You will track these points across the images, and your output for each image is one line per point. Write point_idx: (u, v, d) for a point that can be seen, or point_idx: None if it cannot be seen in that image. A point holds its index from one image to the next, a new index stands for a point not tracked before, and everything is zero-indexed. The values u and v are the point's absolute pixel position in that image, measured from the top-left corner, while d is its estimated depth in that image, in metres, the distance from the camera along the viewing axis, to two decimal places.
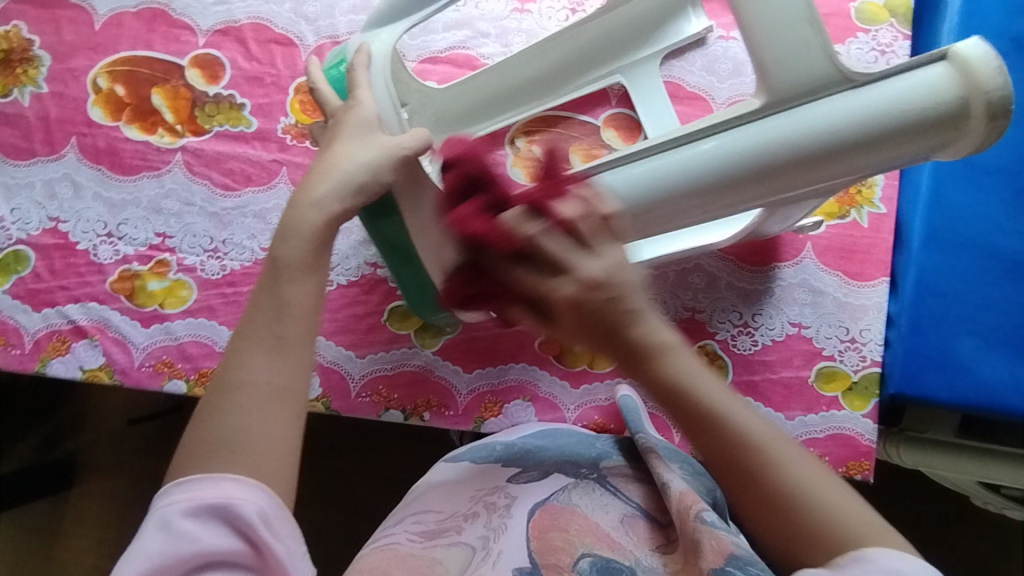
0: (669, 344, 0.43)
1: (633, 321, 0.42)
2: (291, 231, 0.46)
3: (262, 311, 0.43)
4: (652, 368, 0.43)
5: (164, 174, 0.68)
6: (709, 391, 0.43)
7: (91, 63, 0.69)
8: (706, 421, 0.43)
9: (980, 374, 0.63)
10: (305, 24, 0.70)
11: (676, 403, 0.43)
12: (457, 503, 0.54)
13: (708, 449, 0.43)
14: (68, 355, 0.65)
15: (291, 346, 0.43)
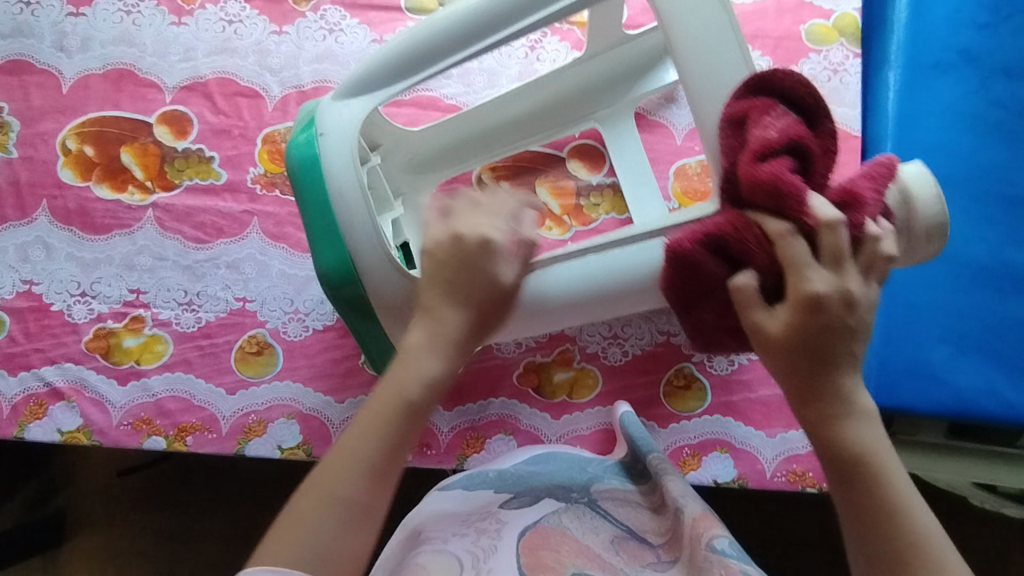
0: (867, 412, 0.39)
1: (842, 370, 0.39)
2: (410, 372, 0.44)
3: (375, 421, 0.43)
4: (838, 428, 0.39)
5: (136, 231, 0.69)
6: (890, 474, 0.39)
7: (60, 125, 0.70)
8: (870, 495, 0.38)
9: (954, 381, 0.63)
10: (270, 76, 0.71)
11: (842, 466, 0.39)
12: (446, 525, 0.51)
13: (860, 517, 0.39)
14: (46, 419, 0.65)
15: (386, 475, 0.42)
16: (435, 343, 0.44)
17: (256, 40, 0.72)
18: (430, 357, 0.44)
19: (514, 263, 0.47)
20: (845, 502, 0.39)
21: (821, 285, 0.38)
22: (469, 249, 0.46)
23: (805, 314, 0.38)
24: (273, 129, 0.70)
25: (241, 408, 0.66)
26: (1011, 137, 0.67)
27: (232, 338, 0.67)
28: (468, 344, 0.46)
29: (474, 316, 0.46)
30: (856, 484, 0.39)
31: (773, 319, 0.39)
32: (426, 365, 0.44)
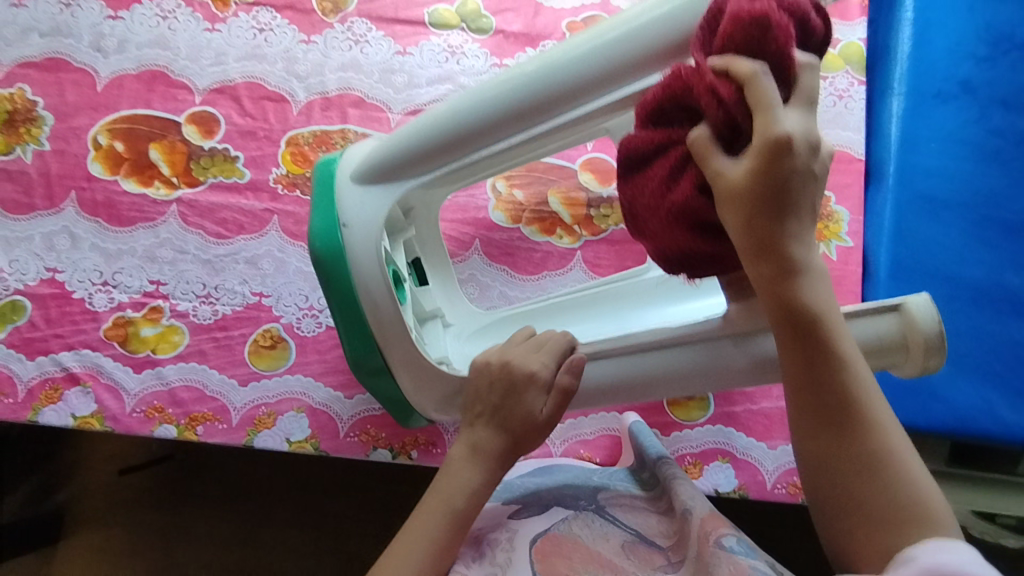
0: (818, 267, 0.40)
1: (794, 228, 0.38)
2: (452, 481, 0.47)
3: (422, 525, 0.46)
4: (792, 287, 0.39)
5: (160, 224, 0.71)
6: (836, 325, 0.39)
7: (93, 122, 0.73)
8: (819, 363, 0.39)
9: (952, 399, 0.65)
10: (297, 82, 0.74)
11: (791, 320, 0.39)
12: (460, 545, 0.50)
13: (803, 367, 0.39)
14: (61, 403, 0.66)
15: (435, 573, 0.45)
16: (476, 457, 0.48)
17: (285, 47, 0.75)
18: (472, 469, 0.48)
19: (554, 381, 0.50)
20: (791, 345, 0.40)
21: (793, 126, 0.37)
22: (517, 381, 0.49)
23: (778, 158, 0.36)
24: (297, 132, 0.73)
25: (252, 399, 0.67)
26: (1008, 165, 0.70)
27: (247, 331, 0.69)
28: (503, 460, 0.49)
29: (507, 441, 0.48)
30: (806, 338, 0.39)
31: (739, 167, 0.37)
32: (465, 476, 0.47)
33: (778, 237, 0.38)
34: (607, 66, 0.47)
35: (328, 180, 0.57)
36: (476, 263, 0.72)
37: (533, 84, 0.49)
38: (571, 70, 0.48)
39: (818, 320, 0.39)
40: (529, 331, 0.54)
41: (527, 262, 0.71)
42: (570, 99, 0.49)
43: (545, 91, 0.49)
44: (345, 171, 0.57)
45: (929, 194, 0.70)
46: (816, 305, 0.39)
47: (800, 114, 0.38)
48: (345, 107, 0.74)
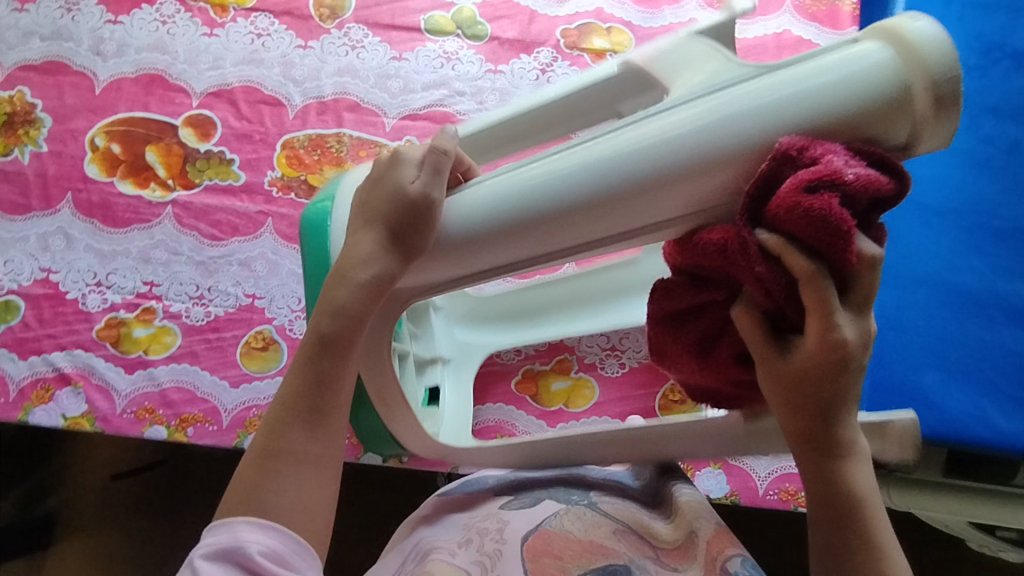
0: (862, 451, 0.38)
1: (841, 412, 0.36)
2: (326, 306, 0.41)
3: (303, 374, 0.42)
4: (833, 470, 0.37)
5: (154, 226, 0.71)
6: (876, 509, 0.38)
7: (90, 124, 0.74)
8: (846, 536, 0.37)
9: (945, 405, 0.64)
10: (293, 86, 0.75)
11: (828, 502, 0.38)
12: (450, 533, 0.49)
13: (835, 548, 0.38)
14: (52, 403, 0.66)
15: (326, 420, 0.42)
16: (348, 270, 0.41)
17: (282, 52, 0.76)
18: (344, 285, 0.41)
19: (425, 172, 0.40)
20: (820, 509, 0.38)
21: (850, 332, 0.33)
22: (413, 204, 0.40)
23: (830, 358, 0.34)
24: (293, 135, 0.74)
25: (243, 401, 0.67)
26: (1000, 173, 0.70)
27: (239, 333, 0.69)
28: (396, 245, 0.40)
29: (382, 232, 0.41)
30: (843, 521, 0.37)
31: (794, 355, 0.35)
32: (339, 294, 0.41)
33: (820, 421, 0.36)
34: (653, 172, 0.34)
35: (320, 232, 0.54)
36: None
37: (550, 188, 0.36)
38: (600, 174, 0.35)
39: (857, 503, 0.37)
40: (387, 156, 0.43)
41: None
42: (606, 211, 0.36)
43: (561, 197, 0.36)
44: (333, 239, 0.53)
45: (919, 201, 0.70)
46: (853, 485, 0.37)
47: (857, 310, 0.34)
48: (340, 111, 0.74)
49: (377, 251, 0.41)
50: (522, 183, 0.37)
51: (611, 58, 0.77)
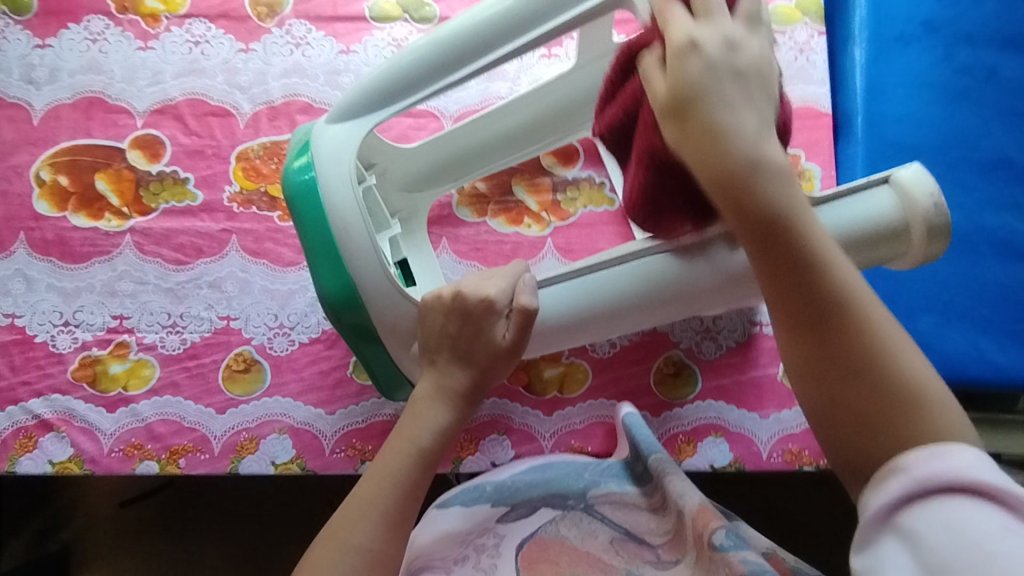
0: (774, 162, 0.39)
1: (756, 164, 0.39)
2: (422, 422, 0.49)
3: (386, 473, 0.47)
4: (752, 187, 0.39)
5: (115, 257, 0.69)
6: (806, 218, 0.39)
7: (33, 157, 0.70)
8: (826, 315, 0.37)
9: (941, 347, 0.64)
10: (240, 94, 0.72)
11: (737, 157, 0.39)
12: (447, 551, 0.52)
13: (760, 239, 0.38)
14: (36, 451, 0.65)
15: (399, 525, 0.46)
16: (441, 396, 0.50)
17: (224, 58, 0.72)
18: (441, 409, 0.50)
19: (514, 327, 0.49)
20: (774, 294, 0.38)
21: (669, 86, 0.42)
22: (506, 352, 0.50)
23: (677, 62, 0.41)
24: (247, 146, 0.70)
25: (232, 426, 0.65)
26: (979, 103, 0.67)
27: (218, 357, 0.67)
28: (471, 399, 0.51)
29: (475, 376, 0.50)
30: (764, 226, 0.38)
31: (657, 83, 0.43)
32: (435, 417, 0.49)
33: (736, 178, 0.39)
34: (680, 287, 0.50)
35: (321, 248, 0.52)
36: (446, 262, 0.69)
37: (610, 294, 0.51)
38: (642, 286, 0.50)
39: (784, 225, 0.38)
40: (456, 289, 0.50)
41: (497, 255, 0.69)
42: (646, 308, 0.52)
43: (616, 297, 0.51)
44: (329, 240, 0.52)
45: (903, 141, 0.68)
46: (770, 193, 0.39)
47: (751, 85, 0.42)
48: (293, 115, 0.71)
49: (469, 388, 0.50)
50: (593, 290, 0.51)
51: None
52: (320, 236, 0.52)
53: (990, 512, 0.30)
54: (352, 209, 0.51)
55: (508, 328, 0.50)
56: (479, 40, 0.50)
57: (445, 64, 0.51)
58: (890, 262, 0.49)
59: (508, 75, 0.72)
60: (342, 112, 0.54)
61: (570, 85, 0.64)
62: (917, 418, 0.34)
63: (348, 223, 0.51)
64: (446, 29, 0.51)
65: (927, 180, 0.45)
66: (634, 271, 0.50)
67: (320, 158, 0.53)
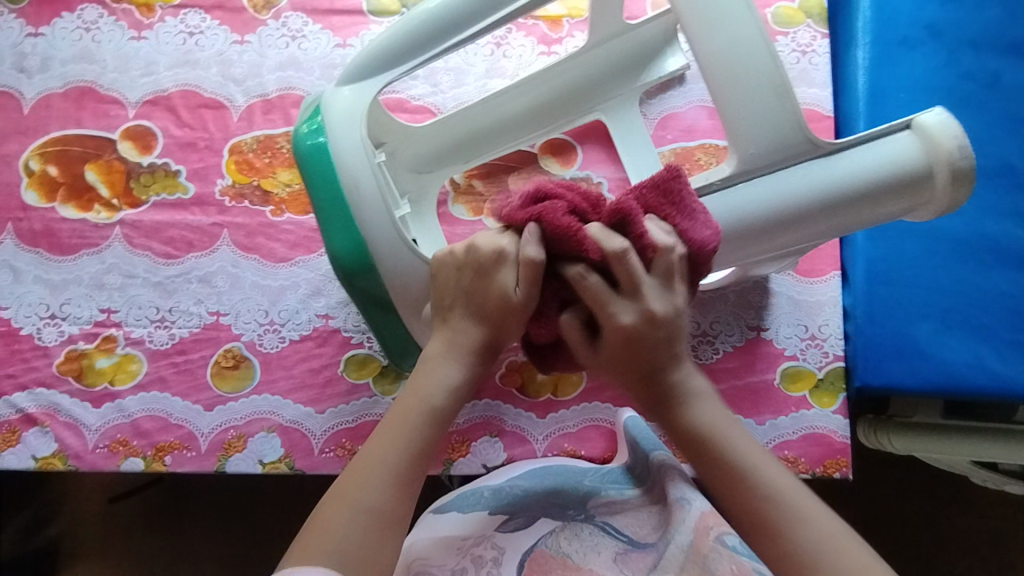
0: (744, 466, 0.43)
1: (666, 368, 0.46)
2: (434, 381, 0.47)
3: (399, 429, 0.45)
4: (681, 412, 0.46)
5: (104, 249, 0.67)
6: (768, 473, 0.43)
7: (23, 146, 0.69)
8: (759, 513, 0.42)
9: (941, 355, 0.63)
10: (234, 86, 0.70)
11: (695, 442, 0.45)
12: (444, 559, 0.50)
13: (710, 478, 0.44)
14: (20, 446, 0.64)
15: (410, 483, 0.43)
16: (454, 352, 0.48)
17: (218, 50, 0.71)
18: (453, 367, 0.48)
19: (523, 281, 0.46)
20: (715, 486, 0.44)
21: (628, 317, 0.45)
22: (516, 307, 0.46)
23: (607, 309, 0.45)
24: (239, 139, 0.69)
25: (219, 424, 0.64)
26: (983, 108, 0.67)
27: (207, 353, 0.66)
28: (483, 355, 0.49)
29: (490, 334, 0.48)
30: (699, 455, 0.45)
31: (615, 309, 0.45)
32: (447, 374, 0.47)
33: (651, 387, 0.46)
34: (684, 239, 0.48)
35: (335, 209, 0.50)
36: None
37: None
38: None
39: (705, 439, 0.45)
40: (467, 245, 0.49)
41: None
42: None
43: None
44: (341, 200, 0.50)
45: None
46: (698, 427, 0.45)
47: (648, 286, 0.45)
48: (287, 108, 0.70)
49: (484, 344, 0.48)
50: None
51: (569, 24, 0.72)
52: (333, 200, 0.50)
53: None
54: (367, 169, 0.50)
55: (511, 277, 0.47)
56: (463, 14, 0.49)
57: (457, 24, 0.50)
58: (912, 213, 0.47)
59: (506, 71, 0.71)
60: (352, 74, 0.52)
61: (580, 66, 0.65)
62: None
63: (361, 183, 0.50)
64: (425, 6, 0.50)
65: (951, 123, 0.44)
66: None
67: (332, 120, 0.51)
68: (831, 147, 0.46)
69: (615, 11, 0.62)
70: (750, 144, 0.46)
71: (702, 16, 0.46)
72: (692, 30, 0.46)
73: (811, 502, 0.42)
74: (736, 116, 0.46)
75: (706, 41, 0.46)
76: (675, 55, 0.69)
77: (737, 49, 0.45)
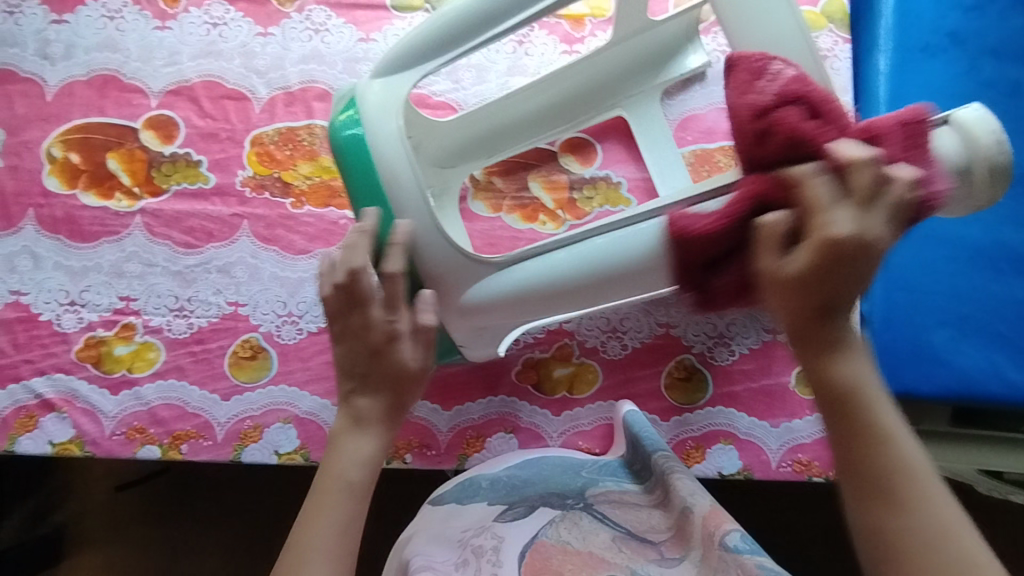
0: (884, 430, 0.36)
1: (840, 308, 0.36)
2: (347, 458, 0.46)
3: (324, 512, 0.44)
4: (828, 361, 0.37)
5: (124, 237, 0.68)
6: (906, 446, 0.36)
7: (45, 133, 0.69)
8: (885, 485, 0.35)
9: (956, 362, 0.63)
10: (257, 78, 0.71)
11: (829, 397, 0.37)
12: (444, 554, 0.51)
13: (845, 441, 0.36)
14: (37, 431, 0.64)
15: (347, 561, 0.43)
16: (361, 424, 0.47)
17: (242, 41, 0.71)
18: (365, 440, 0.47)
19: (421, 350, 0.48)
20: (841, 445, 0.36)
21: (800, 261, 0.35)
22: (415, 377, 0.48)
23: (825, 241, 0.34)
24: (261, 131, 0.70)
25: (236, 414, 0.65)
26: (1004, 116, 0.67)
27: (225, 343, 0.66)
28: (393, 417, 0.48)
29: (389, 398, 0.47)
30: (841, 412, 0.36)
31: (791, 261, 0.36)
32: (361, 448, 0.46)
33: (814, 325, 0.36)
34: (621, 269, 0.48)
35: (371, 200, 0.50)
36: None
37: (595, 260, 0.49)
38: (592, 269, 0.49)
39: (850, 397, 0.36)
40: (362, 313, 0.47)
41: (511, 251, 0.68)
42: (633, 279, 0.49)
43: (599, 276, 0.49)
44: (378, 192, 0.50)
45: None
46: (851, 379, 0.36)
47: (872, 206, 0.35)
48: (309, 101, 0.70)
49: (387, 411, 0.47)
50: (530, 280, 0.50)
51: (591, 24, 0.72)
52: (371, 192, 0.50)
53: None
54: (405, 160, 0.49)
55: (411, 347, 0.47)
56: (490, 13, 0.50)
57: (494, 17, 0.50)
58: (948, 210, 0.46)
59: (528, 69, 0.72)
60: (386, 67, 0.52)
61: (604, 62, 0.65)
62: None
63: (398, 175, 0.49)
64: (452, 5, 0.51)
65: (988, 119, 0.43)
66: (614, 242, 0.48)
67: (367, 111, 0.50)
68: None
69: (640, 7, 0.62)
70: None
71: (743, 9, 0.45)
72: (730, 21, 0.45)
73: (941, 490, 0.35)
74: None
75: (743, 32, 0.45)
76: (697, 52, 0.69)
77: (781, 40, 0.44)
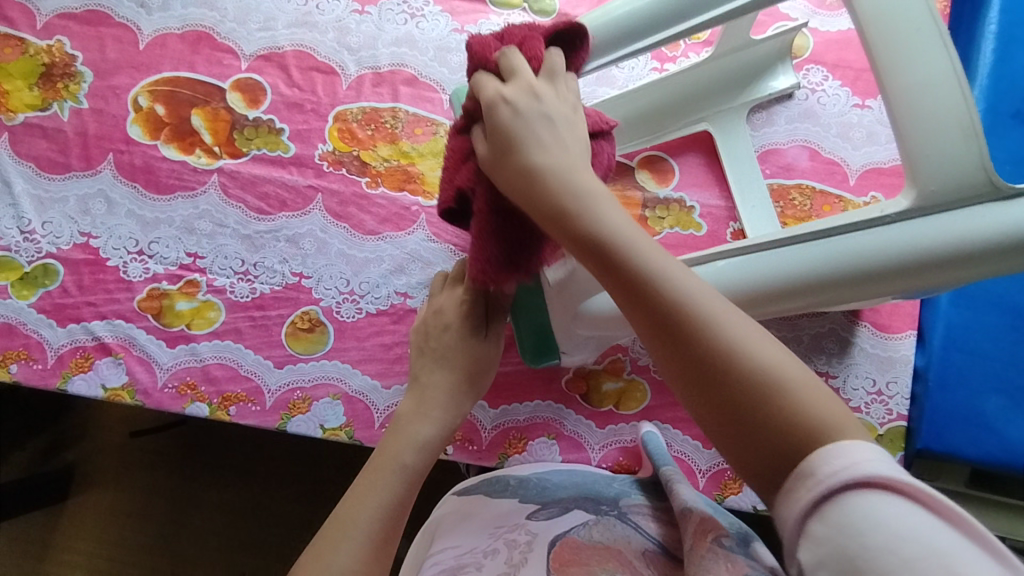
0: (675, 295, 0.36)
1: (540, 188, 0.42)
2: (407, 441, 0.51)
3: (373, 490, 0.48)
4: (582, 229, 0.39)
5: (199, 194, 0.68)
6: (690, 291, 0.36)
7: (134, 81, 0.70)
8: (702, 329, 0.34)
9: (1006, 432, 0.64)
10: (348, 54, 0.71)
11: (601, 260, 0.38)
12: (474, 539, 0.53)
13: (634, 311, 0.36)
14: (90, 373, 0.64)
15: (387, 543, 0.47)
16: (426, 407, 0.54)
17: (338, 16, 0.72)
18: (427, 423, 0.53)
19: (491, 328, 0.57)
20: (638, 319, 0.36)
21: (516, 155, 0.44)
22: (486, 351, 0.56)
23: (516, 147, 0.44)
24: (346, 107, 0.70)
25: (287, 382, 0.65)
26: None
27: (285, 312, 0.67)
28: (467, 394, 0.56)
29: (459, 374, 0.55)
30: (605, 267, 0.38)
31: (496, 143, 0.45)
32: (422, 431, 0.52)
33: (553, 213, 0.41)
34: (743, 294, 0.49)
35: None
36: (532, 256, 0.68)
37: (722, 284, 0.49)
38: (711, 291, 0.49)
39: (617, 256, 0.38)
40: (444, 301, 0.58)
41: None
42: (806, 293, 0.47)
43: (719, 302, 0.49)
44: None
45: None
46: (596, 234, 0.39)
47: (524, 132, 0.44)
48: (397, 84, 0.71)
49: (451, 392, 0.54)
50: None
51: (685, 45, 0.72)
52: None
53: (903, 506, 0.28)
54: None
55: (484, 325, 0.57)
56: (615, 36, 0.51)
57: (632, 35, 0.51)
58: None
59: (616, 81, 0.72)
60: None
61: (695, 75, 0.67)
62: (819, 428, 0.31)
63: None
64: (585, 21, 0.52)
65: None
66: (740, 265, 0.49)
67: None
68: (1011, 191, 0.43)
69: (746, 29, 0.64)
70: (929, 180, 0.44)
71: (891, 53, 0.46)
72: (881, 62, 0.46)
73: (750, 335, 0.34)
74: (920, 154, 0.45)
75: (900, 74, 0.45)
76: (785, 75, 0.71)
77: (929, 90, 0.45)
